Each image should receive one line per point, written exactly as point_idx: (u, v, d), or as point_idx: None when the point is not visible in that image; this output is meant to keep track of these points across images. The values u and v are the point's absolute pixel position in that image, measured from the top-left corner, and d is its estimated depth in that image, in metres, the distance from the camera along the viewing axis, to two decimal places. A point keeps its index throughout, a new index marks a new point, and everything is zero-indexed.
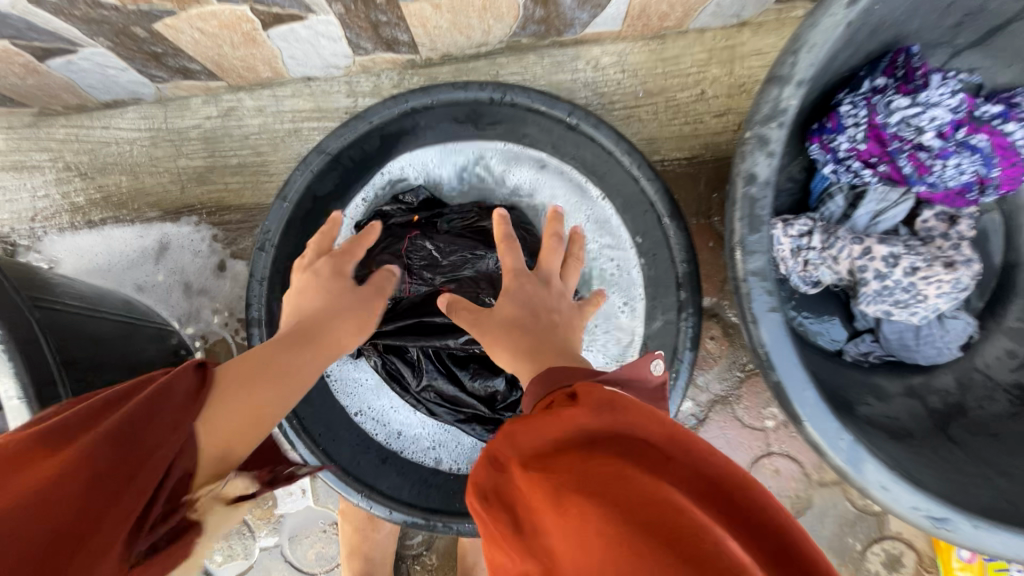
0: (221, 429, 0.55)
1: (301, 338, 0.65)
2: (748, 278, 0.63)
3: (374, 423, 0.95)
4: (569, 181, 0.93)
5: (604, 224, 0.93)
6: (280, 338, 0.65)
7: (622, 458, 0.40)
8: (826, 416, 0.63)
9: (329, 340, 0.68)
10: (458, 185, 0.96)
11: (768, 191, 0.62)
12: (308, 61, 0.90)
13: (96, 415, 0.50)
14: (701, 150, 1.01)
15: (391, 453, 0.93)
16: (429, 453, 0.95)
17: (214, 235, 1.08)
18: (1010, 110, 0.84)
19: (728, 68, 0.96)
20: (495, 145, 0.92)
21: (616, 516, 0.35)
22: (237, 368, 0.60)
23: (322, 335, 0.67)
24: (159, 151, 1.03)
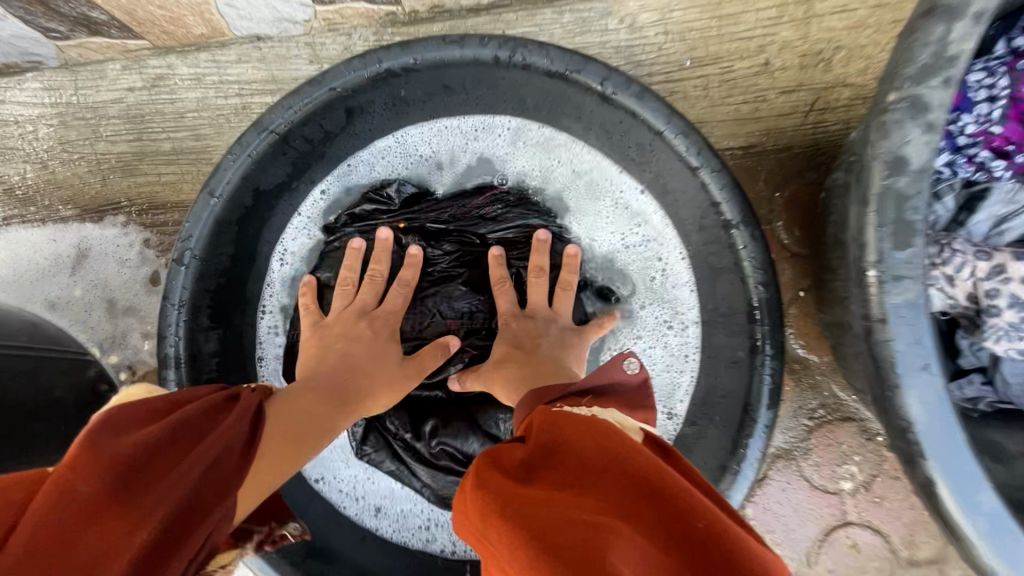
0: (257, 496, 0.49)
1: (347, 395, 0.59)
2: (891, 318, 0.41)
3: (344, 494, 0.76)
4: (592, 167, 0.73)
5: (638, 221, 0.73)
6: (325, 389, 0.58)
7: (547, 471, 0.38)
8: (1009, 533, 0.41)
9: (365, 395, 0.61)
10: (455, 161, 0.75)
11: (925, 184, 0.40)
12: (253, 12, 0.68)
13: (166, 443, 0.42)
14: (762, 137, 0.78)
15: (368, 531, 0.75)
16: (414, 533, 0.76)
17: (145, 239, 0.84)
18: None
19: (802, 31, 0.75)
20: (495, 121, 0.73)
21: (530, 535, 0.33)
22: (288, 418, 0.53)
23: (364, 394, 0.60)
24: (71, 133, 0.81)
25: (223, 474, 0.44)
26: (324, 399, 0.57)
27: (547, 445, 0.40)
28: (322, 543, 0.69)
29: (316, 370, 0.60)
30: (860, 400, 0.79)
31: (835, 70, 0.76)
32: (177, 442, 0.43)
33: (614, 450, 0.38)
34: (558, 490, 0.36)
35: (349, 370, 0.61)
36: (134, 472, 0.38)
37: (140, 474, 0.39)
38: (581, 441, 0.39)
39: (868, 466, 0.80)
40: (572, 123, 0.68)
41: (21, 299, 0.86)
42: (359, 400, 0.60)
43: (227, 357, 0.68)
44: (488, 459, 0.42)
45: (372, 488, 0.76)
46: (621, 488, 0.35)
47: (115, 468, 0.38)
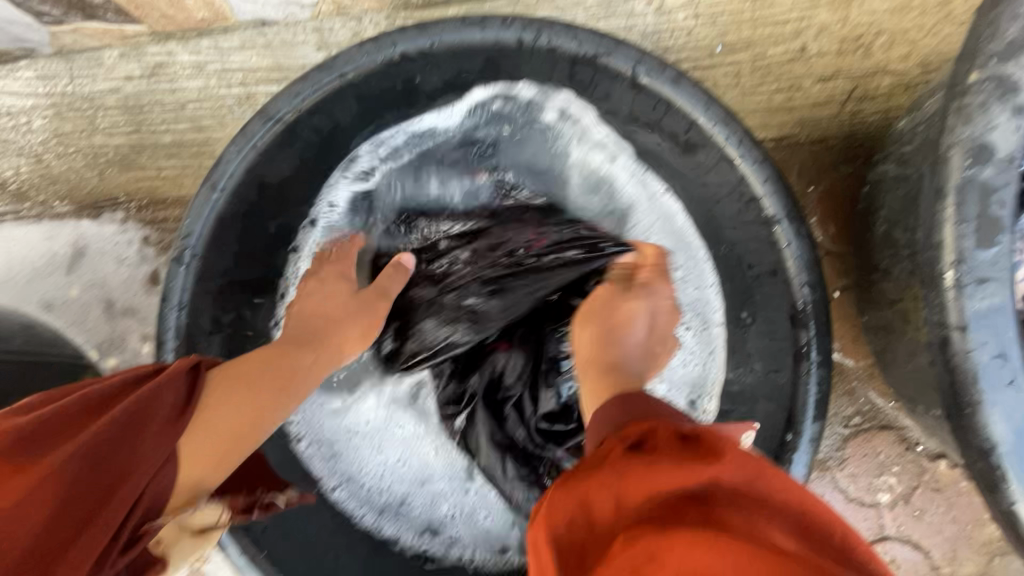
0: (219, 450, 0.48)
1: (310, 344, 0.58)
2: (970, 324, 0.37)
3: (364, 495, 0.72)
4: (620, 165, 0.69)
5: (666, 223, 0.69)
6: (291, 341, 0.58)
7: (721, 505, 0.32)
8: None
9: (334, 344, 0.60)
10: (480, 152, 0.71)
11: (1011, 175, 0.36)
12: None
13: (79, 411, 0.44)
14: (797, 127, 0.74)
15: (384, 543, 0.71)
16: (441, 532, 0.73)
17: (145, 237, 0.80)
18: None
19: (841, 14, 0.70)
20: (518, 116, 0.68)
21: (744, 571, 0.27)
22: (230, 377, 0.51)
23: (330, 334, 0.60)
24: (66, 125, 0.77)
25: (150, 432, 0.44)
26: (272, 357, 0.55)
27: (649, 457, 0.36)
28: (334, 559, 0.65)
29: (298, 330, 0.60)
30: (899, 408, 0.74)
31: (875, 56, 0.71)
32: (92, 412, 0.45)
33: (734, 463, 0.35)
34: (686, 483, 0.33)
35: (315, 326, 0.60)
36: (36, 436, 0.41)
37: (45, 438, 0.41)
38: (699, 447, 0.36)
39: (908, 477, 0.75)
40: (598, 111, 0.64)
41: (16, 300, 0.82)
42: (326, 346, 0.59)
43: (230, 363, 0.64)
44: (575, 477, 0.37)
45: (395, 485, 0.74)
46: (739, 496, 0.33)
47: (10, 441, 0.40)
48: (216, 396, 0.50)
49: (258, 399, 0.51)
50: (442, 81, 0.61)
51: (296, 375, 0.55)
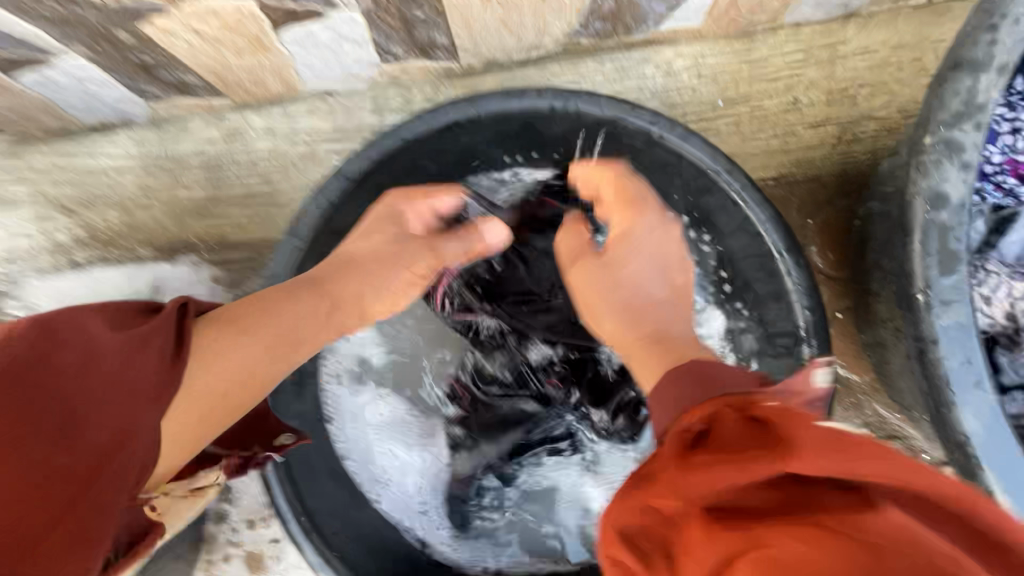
0: (197, 415, 0.50)
1: (331, 315, 0.59)
2: (941, 339, 0.45)
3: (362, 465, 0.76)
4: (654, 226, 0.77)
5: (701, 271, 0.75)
6: (284, 294, 0.57)
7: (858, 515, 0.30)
8: None
9: (348, 301, 0.61)
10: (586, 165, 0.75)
11: (965, 217, 0.45)
12: (327, 71, 0.75)
13: (64, 368, 0.43)
14: (793, 167, 0.83)
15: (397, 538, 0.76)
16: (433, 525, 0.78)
17: (216, 276, 0.91)
18: None
19: (828, 70, 0.80)
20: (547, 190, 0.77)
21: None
22: (206, 346, 0.51)
23: (334, 292, 0.60)
24: (153, 181, 0.89)
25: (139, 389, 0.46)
26: (267, 301, 0.56)
27: (734, 486, 0.32)
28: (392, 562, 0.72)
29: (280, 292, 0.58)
30: (904, 418, 0.81)
31: (861, 105, 0.81)
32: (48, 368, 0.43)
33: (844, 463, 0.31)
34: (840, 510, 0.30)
35: (319, 287, 0.59)
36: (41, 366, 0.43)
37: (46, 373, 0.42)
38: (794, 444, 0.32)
39: None
40: None
41: None
42: (337, 305, 0.60)
43: (302, 386, 0.73)
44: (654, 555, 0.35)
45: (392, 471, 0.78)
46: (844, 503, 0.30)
47: None
48: (210, 355, 0.51)
49: (251, 372, 0.53)
50: (484, 140, 0.71)
51: (287, 341, 0.55)
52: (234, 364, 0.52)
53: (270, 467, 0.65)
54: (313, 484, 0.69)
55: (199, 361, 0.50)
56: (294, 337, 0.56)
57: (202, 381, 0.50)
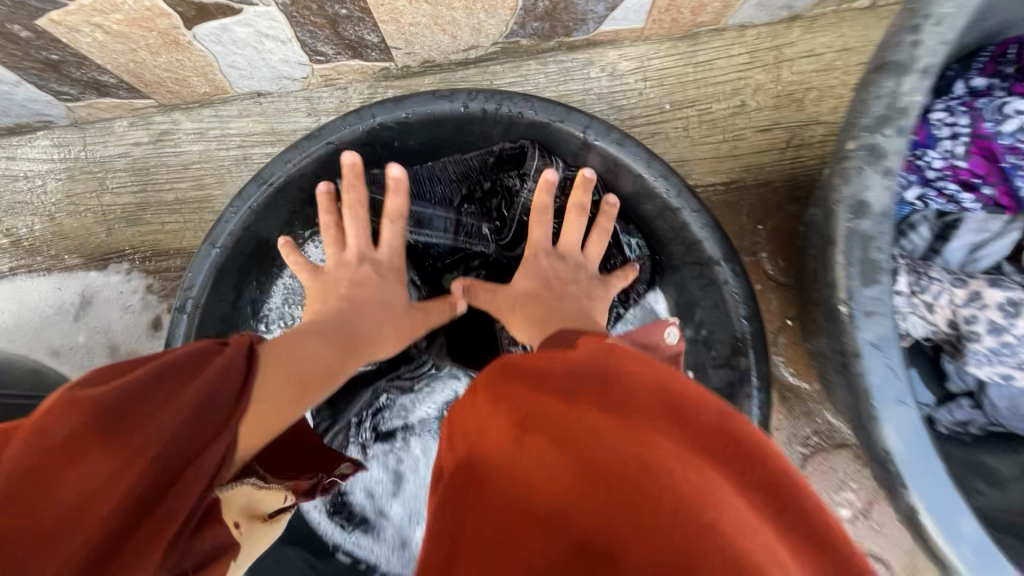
0: (253, 441, 0.48)
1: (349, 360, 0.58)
2: (865, 351, 0.42)
3: None
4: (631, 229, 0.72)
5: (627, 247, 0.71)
6: (314, 332, 0.57)
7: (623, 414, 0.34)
8: (993, 560, 0.42)
9: (365, 340, 0.60)
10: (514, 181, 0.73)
11: (887, 226, 0.43)
12: (254, 71, 0.72)
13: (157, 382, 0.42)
14: (742, 172, 0.82)
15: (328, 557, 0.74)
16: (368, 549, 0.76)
17: (148, 284, 0.87)
18: None
19: (774, 74, 0.78)
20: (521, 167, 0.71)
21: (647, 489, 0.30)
22: (289, 354, 0.54)
23: (365, 336, 0.60)
24: (78, 187, 0.84)
25: (187, 421, 0.41)
26: (289, 340, 0.55)
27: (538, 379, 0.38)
28: None
29: (322, 319, 0.59)
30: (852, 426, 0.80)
31: (808, 109, 0.79)
32: (156, 386, 0.42)
33: (645, 367, 0.37)
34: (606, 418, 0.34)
35: (352, 316, 0.61)
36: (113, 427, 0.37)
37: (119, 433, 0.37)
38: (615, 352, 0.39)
39: (865, 493, 0.80)
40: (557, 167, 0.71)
41: (26, 347, 0.88)
42: (357, 346, 0.59)
43: None
44: (473, 441, 0.38)
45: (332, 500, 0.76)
46: (647, 411, 0.34)
47: (94, 410, 0.37)
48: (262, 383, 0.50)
49: (300, 401, 0.53)
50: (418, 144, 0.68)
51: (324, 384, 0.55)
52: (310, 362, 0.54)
53: None
54: None
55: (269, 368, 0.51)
56: (325, 368, 0.55)
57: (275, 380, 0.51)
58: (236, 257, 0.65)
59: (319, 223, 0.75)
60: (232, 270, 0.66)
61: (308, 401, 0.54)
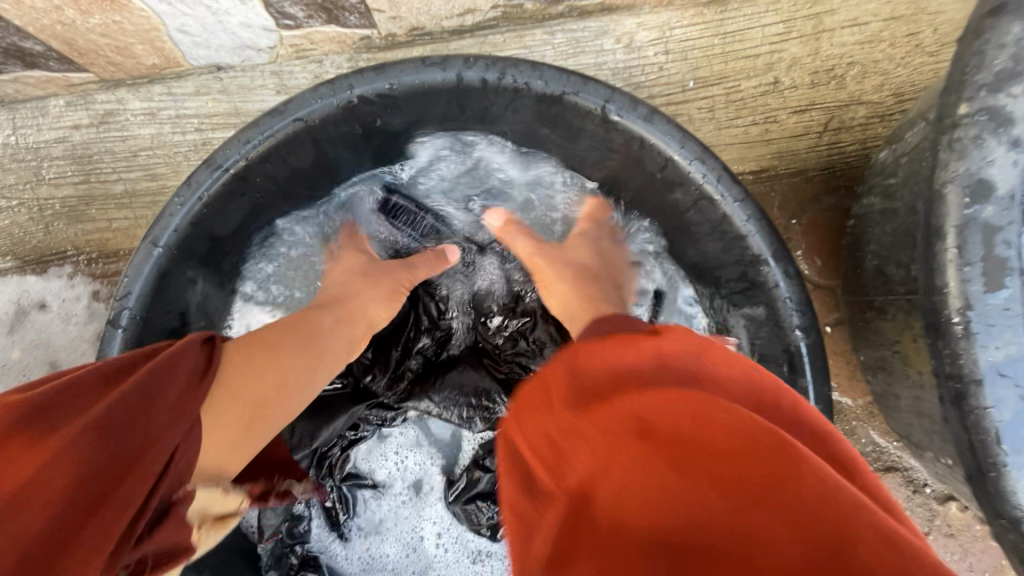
0: (232, 412, 0.45)
1: (333, 328, 0.55)
2: (987, 377, 0.33)
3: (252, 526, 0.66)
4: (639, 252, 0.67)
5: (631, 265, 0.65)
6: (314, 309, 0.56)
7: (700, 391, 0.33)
8: None
9: (359, 317, 0.58)
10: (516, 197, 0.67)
11: (1017, 213, 0.33)
12: (211, 38, 0.61)
13: (97, 377, 0.37)
14: (775, 160, 0.72)
15: None
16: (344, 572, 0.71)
17: (94, 291, 0.76)
18: None
19: (813, 46, 0.69)
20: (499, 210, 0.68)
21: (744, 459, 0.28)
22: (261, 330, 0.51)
23: (355, 305, 0.58)
24: (12, 178, 0.73)
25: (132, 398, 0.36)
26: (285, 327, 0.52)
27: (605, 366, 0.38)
28: None
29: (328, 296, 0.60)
30: (903, 448, 0.70)
31: (850, 87, 0.70)
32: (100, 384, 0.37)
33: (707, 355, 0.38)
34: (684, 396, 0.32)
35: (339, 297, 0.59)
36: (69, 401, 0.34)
37: (59, 410, 0.33)
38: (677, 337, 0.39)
39: (918, 523, 0.71)
40: (569, 151, 0.60)
41: None
42: (351, 320, 0.57)
43: None
44: (532, 415, 0.39)
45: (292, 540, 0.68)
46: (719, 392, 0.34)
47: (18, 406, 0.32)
48: (241, 363, 0.47)
49: (285, 367, 0.49)
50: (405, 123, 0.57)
51: (313, 350, 0.52)
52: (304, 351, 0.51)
53: None
54: None
55: (248, 347, 0.48)
56: (311, 339, 0.53)
57: (251, 355, 0.48)
58: (190, 257, 0.54)
59: (292, 215, 0.64)
60: (182, 272, 0.55)
61: (300, 373, 0.50)
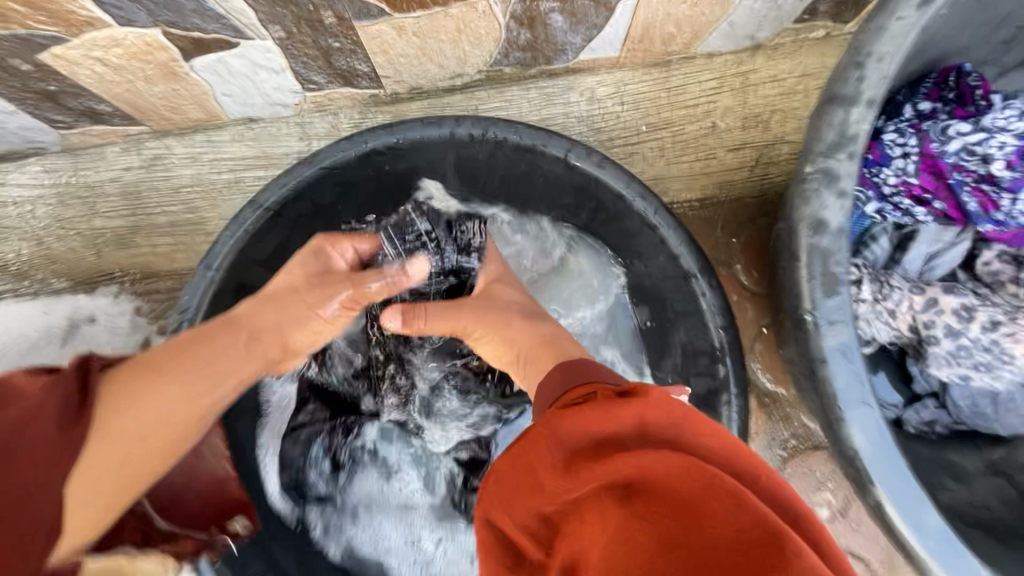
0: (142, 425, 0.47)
1: (251, 346, 0.55)
2: (830, 357, 0.47)
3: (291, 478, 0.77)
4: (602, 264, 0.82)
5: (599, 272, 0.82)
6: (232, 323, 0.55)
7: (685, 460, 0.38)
8: (954, 546, 0.45)
9: (273, 336, 0.57)
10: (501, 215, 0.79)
11: (844, 241, 0.47)
12: (249, 99, 0.74)
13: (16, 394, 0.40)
14: (716, 189, 0.86)
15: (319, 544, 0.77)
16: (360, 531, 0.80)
17: (137, 307, 0.88)
18: (975, 113, 0.67)
19: (742, 97, 0.83)
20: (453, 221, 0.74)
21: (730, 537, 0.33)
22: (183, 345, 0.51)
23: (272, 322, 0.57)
24: (69, 211, 0.85)
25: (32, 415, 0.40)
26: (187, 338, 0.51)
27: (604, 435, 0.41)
28: None
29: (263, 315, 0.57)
30: None
31: (774, 130, 0.85)
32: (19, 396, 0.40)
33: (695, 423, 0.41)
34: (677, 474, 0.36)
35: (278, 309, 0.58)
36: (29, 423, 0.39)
37: None
38: (659, 408, 0.41)
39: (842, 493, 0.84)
40: (542, 187, 0.74)
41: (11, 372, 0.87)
42: (260, 338, 0.56)
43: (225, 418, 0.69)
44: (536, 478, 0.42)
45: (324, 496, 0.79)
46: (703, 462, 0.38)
47: None
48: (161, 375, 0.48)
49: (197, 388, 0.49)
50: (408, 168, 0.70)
51: (222, 369, 0.52)
52: (214, 368, 0.51)
53: None
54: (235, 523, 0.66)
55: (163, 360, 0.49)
56: (223, 358, 0.52)
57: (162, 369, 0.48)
58: (236, 277, 0.67)
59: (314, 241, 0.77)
60: (229, 289, 0.67)
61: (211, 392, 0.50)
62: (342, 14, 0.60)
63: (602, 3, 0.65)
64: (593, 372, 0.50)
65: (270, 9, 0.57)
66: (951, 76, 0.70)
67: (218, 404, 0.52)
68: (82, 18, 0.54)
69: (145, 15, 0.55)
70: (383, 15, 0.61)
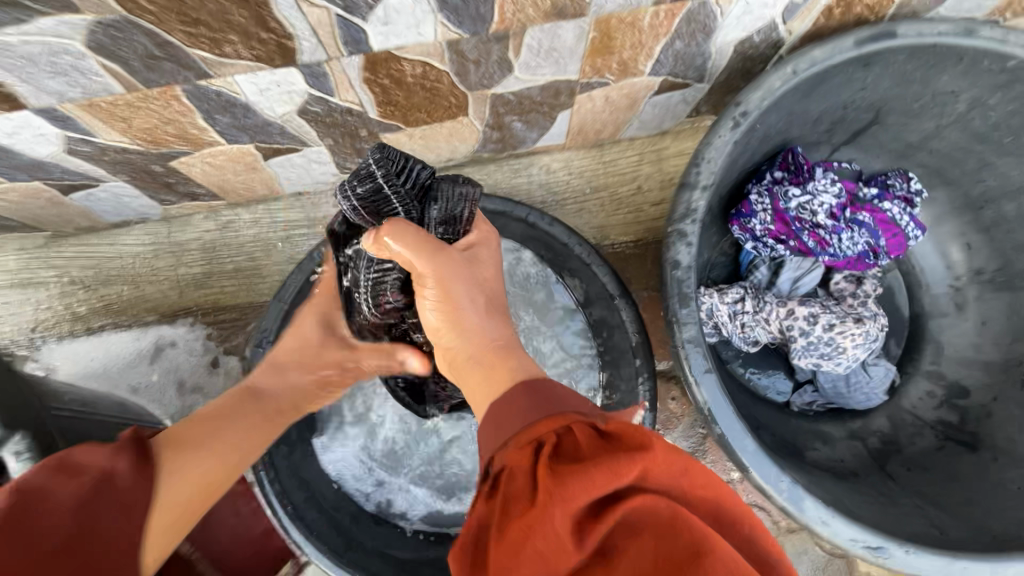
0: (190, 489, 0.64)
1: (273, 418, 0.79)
2: (685, 345, 0.75)
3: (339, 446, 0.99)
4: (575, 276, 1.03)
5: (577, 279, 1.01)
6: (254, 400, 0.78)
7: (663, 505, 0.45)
8: (764, 459, 0.72)
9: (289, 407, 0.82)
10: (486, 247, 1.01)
11: (691, 273, 0.76)
12: (302, 180, 1.04)
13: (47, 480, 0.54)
14: (645, 233, 1.16)
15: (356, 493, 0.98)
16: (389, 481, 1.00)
17: (209, 333, 1.15)
18: (805, 183, 0.98)
19: (658, 166, 1.14)
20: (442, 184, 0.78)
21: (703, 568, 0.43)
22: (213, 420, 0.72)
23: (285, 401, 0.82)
24: (160, 262, 1.14)
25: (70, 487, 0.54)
26: (220, 418, 0.72)
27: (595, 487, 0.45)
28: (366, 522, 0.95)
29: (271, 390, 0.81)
30: None
31: None
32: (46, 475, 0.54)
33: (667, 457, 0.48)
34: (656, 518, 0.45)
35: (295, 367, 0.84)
36: (49, 494, 0.52)
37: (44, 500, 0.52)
38: (656, 458, 0.47)
39: None
40: None
41: (111, 385, 1.14)
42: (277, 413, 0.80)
43: None
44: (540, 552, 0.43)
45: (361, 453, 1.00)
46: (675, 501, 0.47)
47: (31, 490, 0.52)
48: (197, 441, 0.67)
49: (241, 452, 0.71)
50: None
51: (260, 439, 0.75)
52: (231, 445, 0.70)
53: (263, 471, 0.88)
54: (297, 483, 0.92)
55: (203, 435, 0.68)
56: (255, 430, 0.75)
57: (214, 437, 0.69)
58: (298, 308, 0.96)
59: None
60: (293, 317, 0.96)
61: (247, 456, 0.72)
62: (373, 129, 0.90)
63: (547, 115, 0.96)
64: (552, 397, 0.58)
65: (327, 130, 0.88)
66: (793, 158, 1.00)
67: (241, 462, 0.71)
68: (207, 140, 0.84)
69: (248, 137, 0.85)
70: (400, 129, 0.92)
